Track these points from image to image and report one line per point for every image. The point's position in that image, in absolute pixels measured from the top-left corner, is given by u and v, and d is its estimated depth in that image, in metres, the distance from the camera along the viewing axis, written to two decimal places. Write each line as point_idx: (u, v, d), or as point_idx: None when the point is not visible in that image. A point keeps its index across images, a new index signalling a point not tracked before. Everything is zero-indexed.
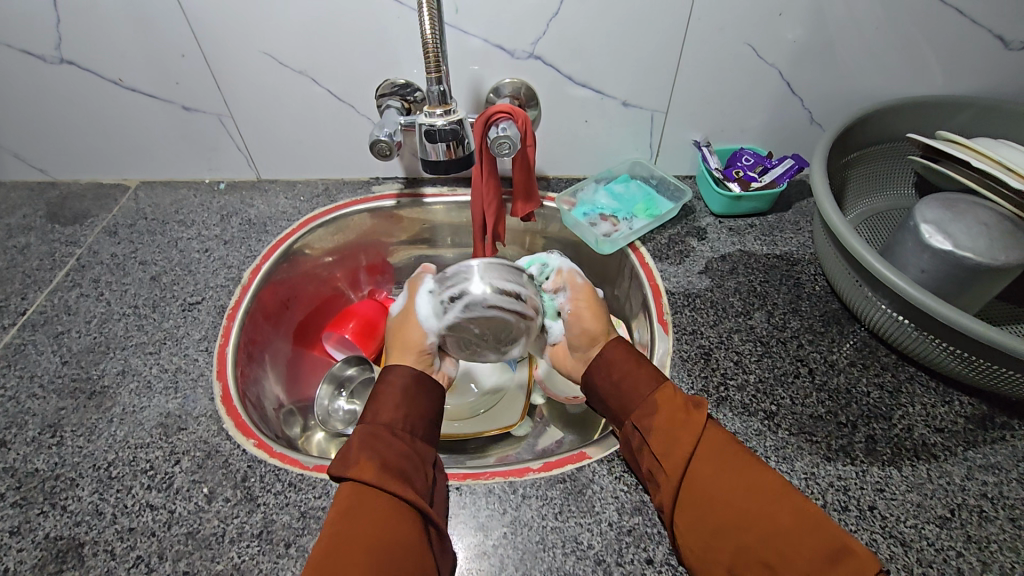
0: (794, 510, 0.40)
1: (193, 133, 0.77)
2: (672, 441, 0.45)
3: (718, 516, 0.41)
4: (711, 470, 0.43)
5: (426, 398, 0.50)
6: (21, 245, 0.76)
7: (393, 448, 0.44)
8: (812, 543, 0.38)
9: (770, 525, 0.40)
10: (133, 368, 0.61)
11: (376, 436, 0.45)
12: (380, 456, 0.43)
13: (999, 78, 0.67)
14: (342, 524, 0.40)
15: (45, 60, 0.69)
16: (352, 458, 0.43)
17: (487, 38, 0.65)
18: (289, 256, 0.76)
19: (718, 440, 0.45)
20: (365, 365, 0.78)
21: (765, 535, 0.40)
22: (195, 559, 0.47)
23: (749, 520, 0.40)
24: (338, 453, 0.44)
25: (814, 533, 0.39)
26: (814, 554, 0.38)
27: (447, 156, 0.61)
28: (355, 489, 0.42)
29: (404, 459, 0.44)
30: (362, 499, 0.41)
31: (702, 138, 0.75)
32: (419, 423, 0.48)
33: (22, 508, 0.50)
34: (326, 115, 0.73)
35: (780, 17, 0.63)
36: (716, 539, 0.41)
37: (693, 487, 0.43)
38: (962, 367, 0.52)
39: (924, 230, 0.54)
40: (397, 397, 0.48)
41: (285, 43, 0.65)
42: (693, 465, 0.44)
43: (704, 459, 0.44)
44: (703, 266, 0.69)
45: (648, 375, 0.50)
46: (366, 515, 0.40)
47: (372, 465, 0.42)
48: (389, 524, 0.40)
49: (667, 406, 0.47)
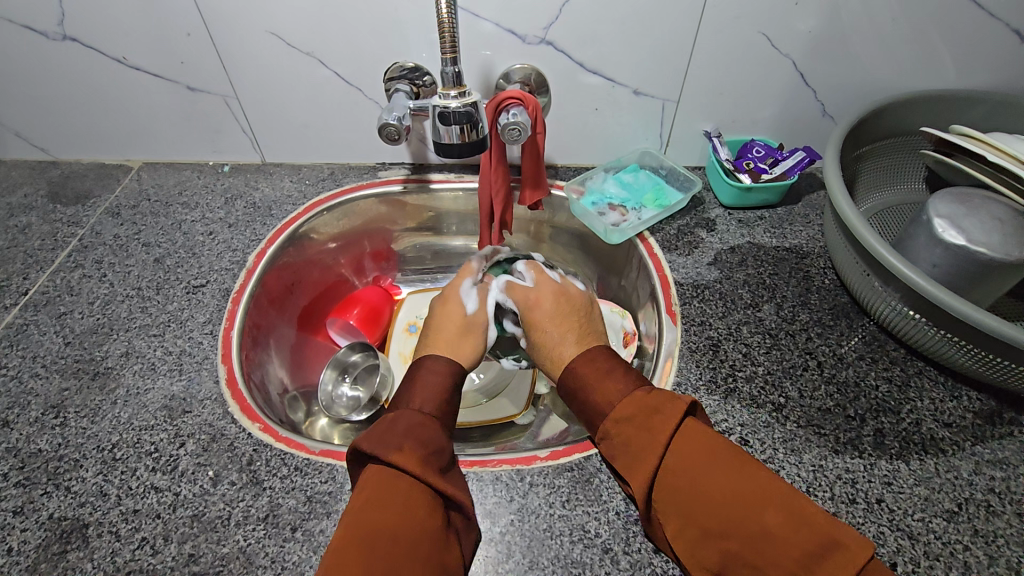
0: (780, 504, 0.38)
1: (197, 114, 0.76)
2: (642, 451, 0.44)
3: (697, 520, 0.40)
4: (688, 471, 0.41)
5: (451, 395, 0.50)
6: (22, 224, 0.75)
7: (427, 434, 0.44)
8: (800, 539, 0.37)
9: (755, 525, 0.38)
10: (137, 349, 0.60)
11: (411, 423, 0.45)
12: (416, 442, 0.43)
13: (1012, 73, 0.67)
14: (373, 509, 0.39)
15: (48, 36, 0.68)
16: (392, 443, 0.42)
17: (498, 21, 0.63)
18: (295, 240, 0.75)
19: (697, 436, 0.43)
20: (369, 352, 0.75)
21: (747, 535, 0.38)
22: (201, 542, 0.46)
23: (730, 526, 0.39)
24: (374, 433, 0.43)
25: (803, 528, 0.37)
26: (803, 550, 0.37)
27: (461, 139, 0.59)
28: (389, 472, 0.41)
29: (439, 446, 0.44)
30: (397, 483, 0.40)
31: (714, 129, 0.75)
32: (447, 415, 0.49)
33: (25, 488, 0.50)
34: (333, 98, 0.72)
35: (797, 6, 0.62)
36: (700, 541, 0.40)
37: (667, 492, 0.42)
38: (972, 362, 0.52)
39: (937, 224, 0.54)
40: (432, 389, 0.49)
41: (293, 22, 0.64)
42: (668, 468, 0.42)
43: (682, 458, 0.42)
44: (711, 258, 0.68)
45: (616, 380, 0.48)
46: (400, 501, 0.39)
47: (410, 451, 0.42)
48: (422, 510, 0.40)
49: (638, 411, 0.45)
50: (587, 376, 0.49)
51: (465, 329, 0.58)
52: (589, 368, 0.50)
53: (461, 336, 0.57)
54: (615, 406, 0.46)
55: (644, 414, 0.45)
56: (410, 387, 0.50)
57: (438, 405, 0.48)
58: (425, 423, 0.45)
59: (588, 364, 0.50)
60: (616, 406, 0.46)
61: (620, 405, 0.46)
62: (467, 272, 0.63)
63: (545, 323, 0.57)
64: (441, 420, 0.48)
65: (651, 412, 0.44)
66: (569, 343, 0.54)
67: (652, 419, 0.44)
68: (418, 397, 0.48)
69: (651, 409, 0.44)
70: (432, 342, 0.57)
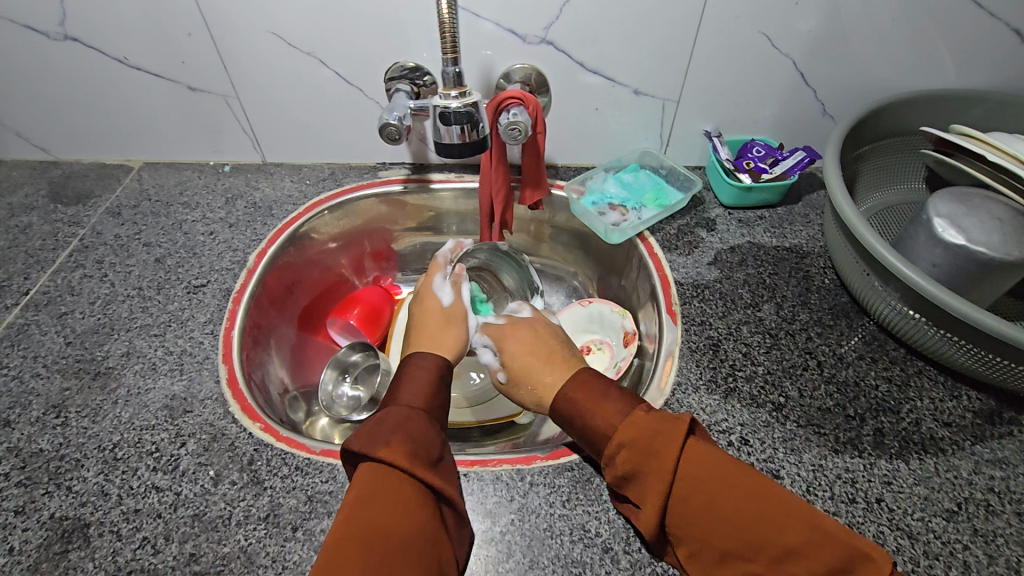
0: (798, 518, 0.39)
1: (198, 115, 0.76)
2: (649, 477, 0.42)
3: (717, 542, 0.40)
4: (700, 493, 0.41)
5: (439, 389, 0.51)
6: (22, 225, 0.75)
7: (418, 429, 0.44)
8: (822, 552, 0.37)
9: (775, 543, 0.38)
10: (138, 349, 0.60)
11: (401, 418, 0.45)
12: (406, 436, 0.43)
13: (1012, 73, 0.67)
14: (363, 505, 0.39)
15: (49, 36, 0.68)
16: (382, 438, 0.42)
17: (498, 21, 0.64)
18: (296, 240, 0.75)
19: (703, 455, 0.42)
20: (369, 352, 0.76)
21: (771, 555, 0.38)
22: (202, 541, 0.46)
23: (748, 545, 0.39)
24: (363, 429, 0.43)
25: (821, 542, 0.38)
26: (824, 560, 0.37)
27: (461, 139, 0.59)
28: (381, 470, 0.41)
29: (429, 440, 0.44)
30: (387, 479, 0.40)
31: (714, 129, 0.75)
32: (438, 411, 0.49)
33: (26, 488, 0.50)
34: (333, 98, 0.72)
35: (797, 5, 0.62)
36: (720, 559, 0.40)
37: (682, 515, 0.41)
38: (972, 362, 0.52)
39: (937, 224, 0.54)
40: (420, 385, 0.49)
41: (293, 22, 0.64)
42: (679, 492, 0.41)
43: (692, 480, 0.41)
44: (711, 257, 0.68)
45: (612, 402, 0.47)
46: (390, 497, 0.39)
47: (399, 445, 0.42)
48: (414, 506, 0.40)
49: (640, 435, 0.43)
50: (581, 400, 0.48)
51: (445, 321, 0.61)
52: (582, 392, 0.49)
53: (442, 328, 0.60)
54: (616, 429, 0.45)
55: (647, 438, 0.43)
56: (401, 384, 0.50)
57: (429, 401, 0.49)
58: (414, 417, 0.45)
59: (582, 388, 0.49)
60: (617, 430, 0.44)
61: (621, 428, 0.44)
62: (436, 268, 0.67)
63: (516, 349, 0.57)
64: (432, 415, 0.48)
65: (652, 436, 0.43)
66: (551, 371, 0.53)
67: (655, 446, 0.42)
68: (407, 393, 0.49)
69: (653, 433, 0.43)
70: (415, 337, 0.59)
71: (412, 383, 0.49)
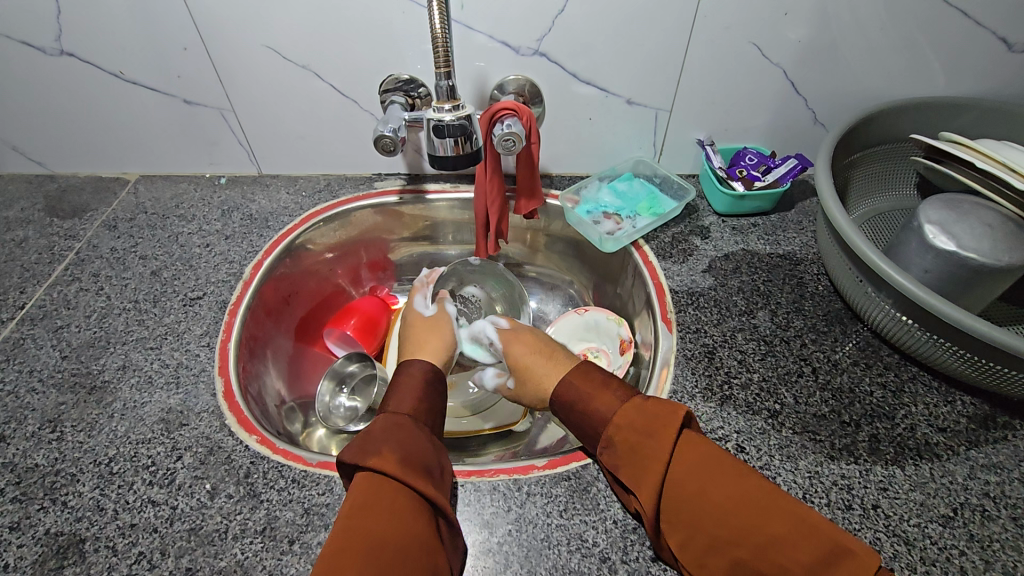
0: (791, 513, 0.39)
1: (194, 127, 0.76)
2: (644, 458, 0.45)
3: (707, 530, 0.40)
4: (692, 478, 0.42)
5: (428, 395, 0.52)
6: (19, 238, 0.75)
7: (407, 438, 0.45)
8: (806, 546, 0.38)
9: (762, 532, 0.39)
10: (134, 362, 0.60)
11: (391, 428, 0.46)
12: (397, 446, 0.44)
13: (1000, 80, 0.68)
14: (359, 511, 0.40)
15: (46, 52, 0.68)
16: (373, 448, 0.43)
17: (492, 34, 0.64)
18: (291, 252, 0.75)
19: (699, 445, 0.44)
20: (365, 362, 0.76)
21: (758, 543, 0.39)
22: (198, 556, 0.46)
23: (738, 535, 0.39)
24: (355, 442, 0.44)
25: (811, 538, 0.38)
26: (809, 555, 0.37)
27: (455, 151, 0.59)
28: (374, 478, 0.41)
29: (420, 449, 0.45)
30: (380, 488, 0.41)
31: (706, 137, 0.75)
32: (431, 420, 0.50)
33: (21, 503, 0.50)
34: (329, 110, 0.73)
35: (786, 16, 0.62)
36: (710, 549, 0.40)
37: (672, 501, 0.42)
38: (965, 367, 0.52)
39: (928, 231, 0.55)
40: (409, 395, 0.51)
41: (289, 36, 0.65)
42: (672, 475, 0.43)
43: (686, 467, 0.43)
44: (706, 265, 0.69)
45: (612, 390, 0.50)
46: (383, 504, 0.40)
47: (391, 453, 0.43)
48: (406, 514, 0.40)
49: (636, 418, 0.46)
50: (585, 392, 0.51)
51: (433, 330, 0.66)
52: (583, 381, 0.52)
53: (431, 336, 0.65)
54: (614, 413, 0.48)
55: (644, 420, 0.46)
56: (393, 396, 0.51)
57: (419, 410, 0.50)
58: (404, 427, 0.47)
59: (584, 377, 0.52)
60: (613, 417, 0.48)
61: (617, 414, 0.48)
62: (415, 292, 0.73)
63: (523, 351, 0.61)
64: (424, 425, 0.49)
65: (650, 418, 0.46)
66: (547, 367, 0.57)
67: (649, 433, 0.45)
68: (396, 404, 0.50)
69: (650, 415, 0.46)
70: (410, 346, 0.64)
71: (402, 394, 0.51)
